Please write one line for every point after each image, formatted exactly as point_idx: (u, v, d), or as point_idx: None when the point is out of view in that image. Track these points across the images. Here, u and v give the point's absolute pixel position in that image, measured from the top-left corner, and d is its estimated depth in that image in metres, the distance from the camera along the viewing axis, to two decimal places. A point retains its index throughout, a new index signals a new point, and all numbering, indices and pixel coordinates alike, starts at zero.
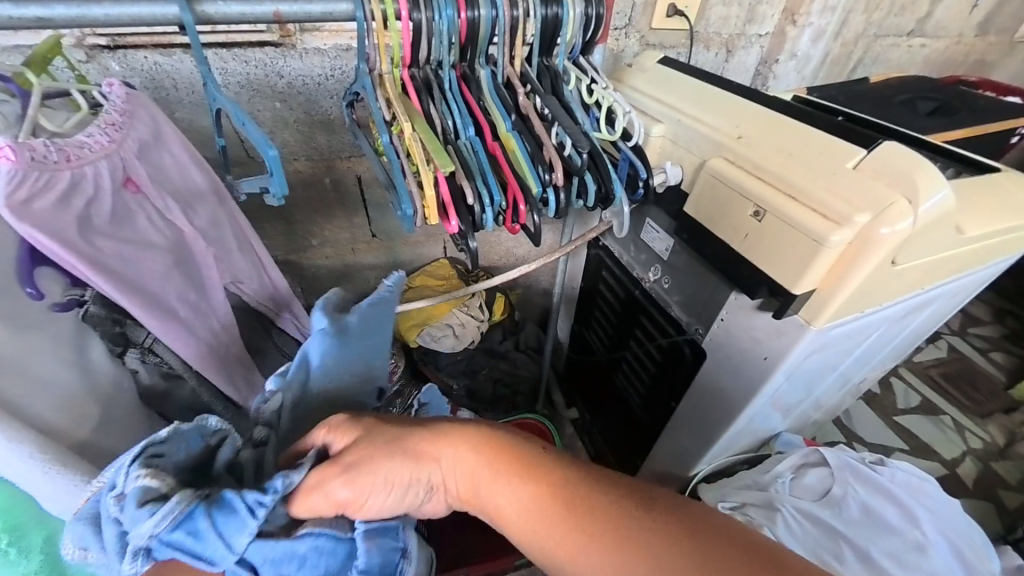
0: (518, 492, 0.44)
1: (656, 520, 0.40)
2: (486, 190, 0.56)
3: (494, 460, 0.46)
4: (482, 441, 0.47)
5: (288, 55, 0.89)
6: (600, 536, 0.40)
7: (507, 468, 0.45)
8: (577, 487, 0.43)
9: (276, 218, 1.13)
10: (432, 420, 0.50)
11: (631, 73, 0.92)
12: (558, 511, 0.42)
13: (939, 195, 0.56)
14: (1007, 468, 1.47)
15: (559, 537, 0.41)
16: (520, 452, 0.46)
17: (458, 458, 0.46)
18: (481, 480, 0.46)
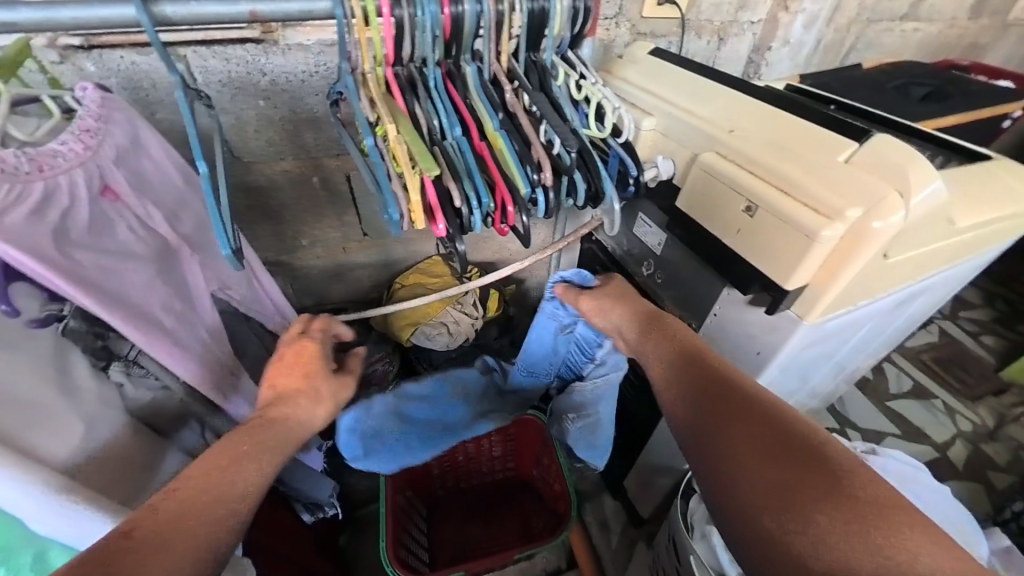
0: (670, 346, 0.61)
1: (761, 406, 0.50)
2: (474, 192, 0.55)
3: (654, 328, 0.65)
4: (647, 320, 0.66)
5: (270, 52, 0.86)
6: (710, 389, 0.53)
7: (665, 340, 0.62)
8: (706, 364, 0.57)
9: (264, 219, 1.11)
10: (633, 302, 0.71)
11: (621, 65, 0.91)
12: (692, 364, 0.57)
13: (932, 187, 0.55)
14: (997, 450, 1.50)
15: (682, 371, 0.57)
16: (676, 332, 0.62)
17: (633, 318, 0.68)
18: (644, 338, 0.65)
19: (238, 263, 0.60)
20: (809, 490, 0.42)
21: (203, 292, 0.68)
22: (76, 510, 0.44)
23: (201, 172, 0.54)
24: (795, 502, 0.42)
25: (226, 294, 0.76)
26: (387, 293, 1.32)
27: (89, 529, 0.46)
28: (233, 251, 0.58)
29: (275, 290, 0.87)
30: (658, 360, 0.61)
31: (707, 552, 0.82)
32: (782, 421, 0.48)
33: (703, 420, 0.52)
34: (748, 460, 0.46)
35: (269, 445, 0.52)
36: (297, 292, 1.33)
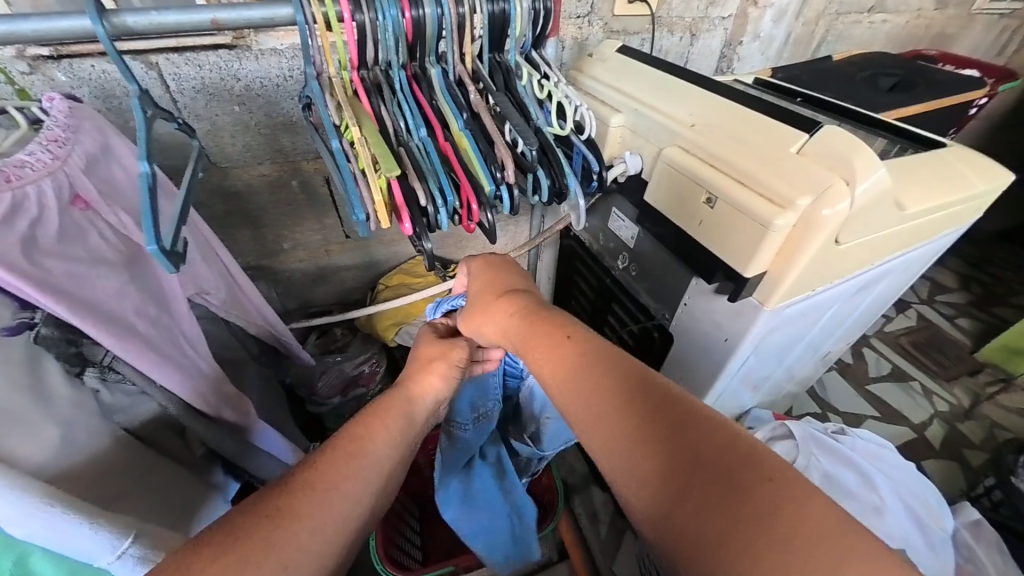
0: (562, 356, 0.49)
1: (667, 423, 0.40)
2: (439, 191, 0.56)
3: (542, 332, 0.52)
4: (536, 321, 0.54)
5: (243, 57, 0.87)
6: (616, 407, 0.43)
7: (554, 349, 0.50)
8: (600, 373, 0.45)
9: (244, 223, 1.12)
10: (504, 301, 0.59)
11: (591, 62, 0.92)
12: (587, 377, 0.46)
13: (875, 175, 0.58)
14: (972, 429, 1.54)
15: (579, 391, 0.46)
16: (567, 333, 0.51)
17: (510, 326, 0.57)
18: (532, 345, 0.53)
19: (168, 262, 0.53)
20: (748, 521, 0.34)
21: (179, 297, 0.68)
22: (52, 512, 0.45)
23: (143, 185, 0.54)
24: (714, 549, 0.34)
25: (205, 299, 0.77)
26: (372, 294, 1.33)
27: (69, 530, 0.46)
28: (161, 249, 0.53)
29: (256, 293, 0.89)
30: (553, 377, 0.49)
31: None
32: (697, 431, 0.39)
33: (618, 450, 0.41)
34: (676, 495, 0.37)
35: (403, 411, 0.56)
36: (281, 296, 1.34)
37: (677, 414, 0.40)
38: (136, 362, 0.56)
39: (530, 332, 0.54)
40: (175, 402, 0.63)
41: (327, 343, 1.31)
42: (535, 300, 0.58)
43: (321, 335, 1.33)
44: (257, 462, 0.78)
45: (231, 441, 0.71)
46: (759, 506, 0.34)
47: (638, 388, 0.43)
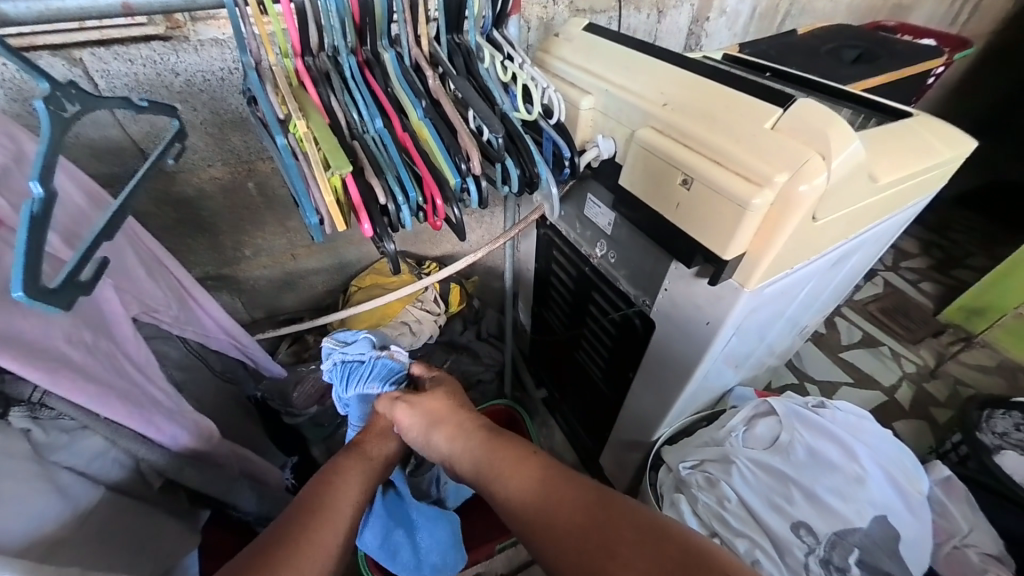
0: (528, 469, 0.52)
1: (631, 528, 0.44)
2: (399, 186, 0.52)
3: (502, 447, 0.55)
4: (493, 439, 0.57)
5: (180, 50, 0.79)
6: (586, 523, 0.46)
7: (512, 462, 0.53)
8: (564, 490, 0.49)
9: (198, 231, 1.04)
10: (458, 418, 0.62)
11: (558, 43, 0.87)
12: (550, 496, 0.49)
13: (849, 148, 0.57)
14: (938, 387, 1.61)
15: (544, 517, 0.48)
16: (525, 449, 0.55)
17: (466, 444, 0.58)
18: (494, 463, 0.54)
19: (54, 301, 0.43)
20: None
21: (122, 319, 0.62)
22: None
23: (23, 216, 0.43)
24: None
25: (154, 318, 0.70)
26: (345, 297, 1.27)
27: None
28: (31, 294, 0.41)
29: (213, 306, 0.83)
30: (514, 495, 0.51)
31: (676, 520, 0.82)
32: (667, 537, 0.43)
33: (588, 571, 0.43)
34: None
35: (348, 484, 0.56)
36: (247, 306, 1.27)
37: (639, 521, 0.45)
38: (72, 396, 0.50)
39: (486, 447, 0.57)
40: (123, 434, 0.57)
41: (300, 351, 1.25)
42: (486, 424, 0.60)
43: (294, 343, 1.27)
44: (224, 486, 0.72)
45: (194, 468, 0.66)
46: None
47: (598, 500, 0.47)
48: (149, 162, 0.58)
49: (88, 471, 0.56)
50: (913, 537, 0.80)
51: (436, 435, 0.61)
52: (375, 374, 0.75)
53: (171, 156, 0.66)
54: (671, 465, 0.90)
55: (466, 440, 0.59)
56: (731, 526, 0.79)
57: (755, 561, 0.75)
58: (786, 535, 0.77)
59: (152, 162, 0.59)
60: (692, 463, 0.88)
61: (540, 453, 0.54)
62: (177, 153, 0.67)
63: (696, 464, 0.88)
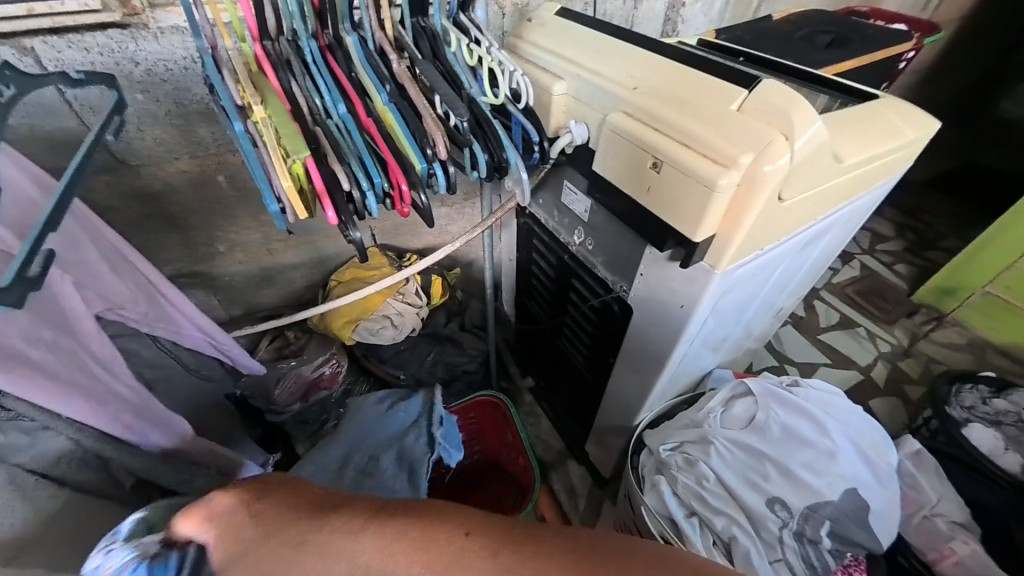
0: (469, 569, 0.33)
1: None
2: (363, 172, 0.51)
3: (417, 560, 0.33)
4: (397, 545, 0.34)
5: (138, 37, 0.75)
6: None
7: (444, 565, 0.33)
8: (534, 575, 0.32)
9: (168, 227, 1.01)
10: (325, 522, 0.37)
11: (531, 28, 0.86)
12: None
13: (813, 128, 0.57)
14: (911, 365, 1.66)
15: None
16: (456, 542, 0.34)
17: (353, 567, 0.34)
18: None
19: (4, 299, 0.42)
20: None
21: (85, 316, 0.60)
22: None
23: None
24: None
25: (120, 315, 0.69)
26: (325, 291, 1.25)
27: None
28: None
29: (185, 303, 0.81)
30: None
31: (656, 501, 0.84)
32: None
33: None
34: None
35: None
36: (224, 303, 1.24)
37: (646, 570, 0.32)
38: (31, 396, 0.48)
39: (391, 552, 0.34)
40: (88, 434, 0.56)
41: (280, 348, 1.23)
42: (378, 514, 0.37)
43: (274, 339, 1.25)
44: (201, 484, 0.71)
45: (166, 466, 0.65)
46: None
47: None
48: (90, 141, 0.57)
49: (53, 472, 0.54)
50: (882, 508, 0.83)
51: (296, 566, 0.35)
52: (209, 563, 0.44)
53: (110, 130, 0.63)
54: (652, 448, 0.92)
55: (356, 563, 0.34)
56: (709, 503, 0.81)
57: (732, 537, 0.78)
58: (761, 511, 0.79)
59: (93, 142, 0.58)
60: (672, 445, 0.89)
61: (478, 529, 0.35)
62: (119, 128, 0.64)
63: (676, 446, 0.89)
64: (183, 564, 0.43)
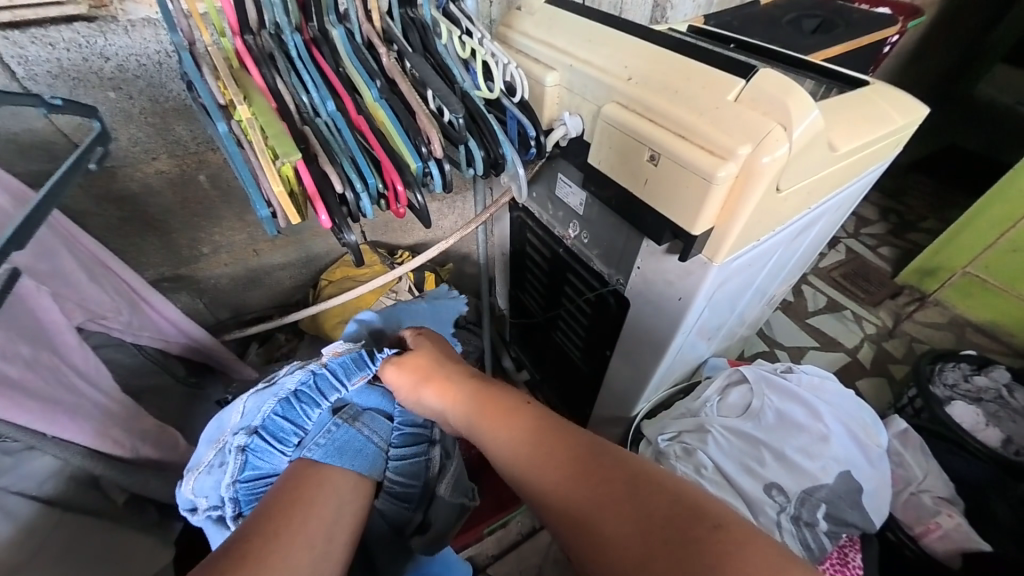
0: (518, 420, 0.49)
1: (615, 473, 0.42)
2: (356, 173, 0.49)
3: (491, 400, 0.52)
4: (482, 392, 0.53)
5: (108, 31, 0.71)
6: (573, 459, 0.44)
7: (503, 411, 0.50)
8: (552, 442, 0.46)
9: (147, 230, 0.97)
10: (440, 376, 0.57)
11: (519, 16, 0.84)
12: (543, 448, 0.45)
13: (809, 118, 0.57)
14: (895, 345, 1.71)
15: (533, 458, 0.46)
16: (518, 398, 0.51)
17: (451, 398, 0.55)
18: (479, 418, 0.51)
19: None
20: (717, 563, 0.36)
21: (65, 329, 0.57)
22: None
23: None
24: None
25: (103, 325, 0.66)
26: (314, 291, 1.22)
27: None
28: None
29: (169, 308, 0.78)
30: (504, 441, 0.48)
31: None
32: (654, 481, 0.41)
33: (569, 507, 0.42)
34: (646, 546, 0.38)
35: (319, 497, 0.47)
36: (209, 307, 1.21)
37: (626, 463, 0.43)
38: (10, 415, 0.46)
39: (474, 400, 0.53)
40: (74, 452, 0.54)
41: (271, 351, 1.21)
42: (480, 380, 0.56)
43: (264, 342, 1.23)
44: None
45: (159, 480, 0.63)
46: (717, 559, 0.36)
47: (589, 449, 0.44)
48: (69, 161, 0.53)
49: (39, 493, 0.52)
50: (873, 488, 0.86)
51: (419, 392, 0.57)
52: (333, 375, 0.56)
53: (93, 158, 0.59)
54: (650, 438, 0.93)
55: (442, 401, 0.55)
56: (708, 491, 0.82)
57: None
58: (759, 495, 0.81)
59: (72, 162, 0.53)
60: (670, 435, 0.90)
61: (536, 404, 0.50)
62: (102, 160, 0.61)
63: (674, 436, 0.90)
64: (315, 369, 0.56)
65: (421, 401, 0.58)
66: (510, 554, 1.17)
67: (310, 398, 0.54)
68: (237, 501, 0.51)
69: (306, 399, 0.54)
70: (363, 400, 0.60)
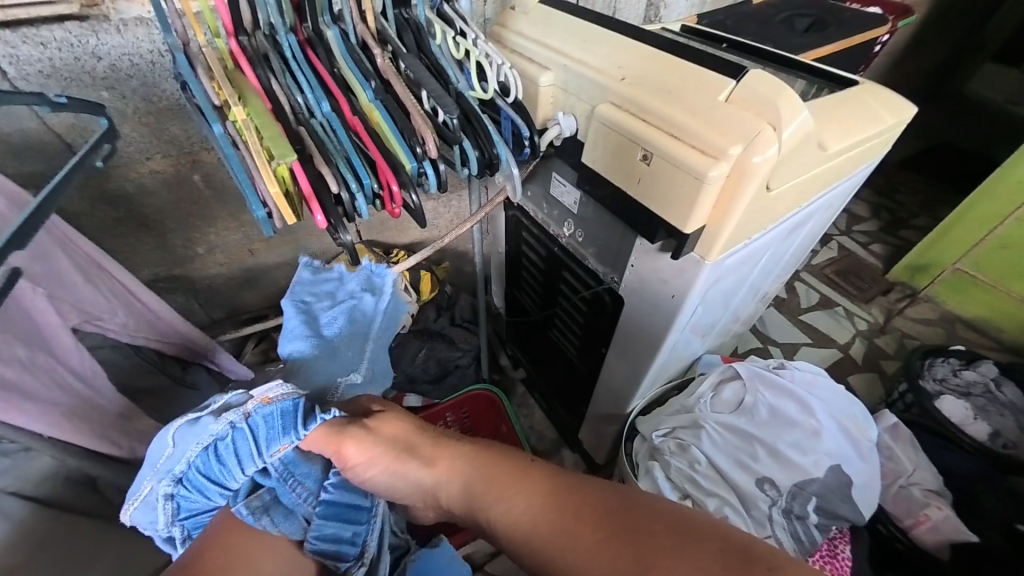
0: (531, 485, 0.45)
1: (654, 528, 0.38)
2: (352, 174, 0.50)
3: (495, 464, 0.49)
4: (483, 459, 0.50)
5: (100, 31, 0.71)
6: (602, 516, 0.40)
7: (514, 478, 0.47)
8: (574, 501, 0.42)
9: (142, 230, 0.97)
10: (430, 446, 0.53)
11: (513, 16, 0.84)
12: (565, 509, 0.42)
13: (799, 117, 0.58)
14: (887, 341, 1.73)
15: (558, 522, 0.41)
16: (521, 458, 0.48)
17: (449, 469, 0.51)
18: (486, 490, 0.47)
19: None
20: None
21: (61, 330, 0.57)
22: None
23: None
24: None
25: (98, 326, 0.66)
26: None
27: None
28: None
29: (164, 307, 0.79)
30: (520, 512, 0.44)
31: (651, 486, 0.85)
32: (701, 532, 0.37)
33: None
34: None
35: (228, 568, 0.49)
36: (205, 307, 1.20)
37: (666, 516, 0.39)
38: (7, 416, 0.46)
39: (476, 468, 0.49)
40: (73, 453, 0.54)
41: (267, 350, 1.21)
42: (474, 445, 0.52)
43: (260, 342, 1.23)
44: None
45: None
46: None
47: (614, 502, 0.41)
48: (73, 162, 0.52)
49: (38, 494, 0.52)
50: (864, 482, 0.87)
51: (407, 464, 0.52)
52: (252, 437, 0.50)
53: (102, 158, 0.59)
54: (645, 434, 0.94)
55: (438, 473, 0.51)
56: (702, 486, 0.83)
57: (725, 517, 0.80)
58: (751, 490, 0.82)
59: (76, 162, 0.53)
60: (665, 431, 0.91)
61: (544, 465, 0.47)
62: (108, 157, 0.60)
63: (668, 432, 0.91)
64: (235, 422, 0.50)
65: (407, 477, 0.53)
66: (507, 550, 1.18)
67: (227, 462, 0.50)
68: (186, 528, 0.54)
69: (226, 458, 0.50)
70: (286, 466, 0.53)
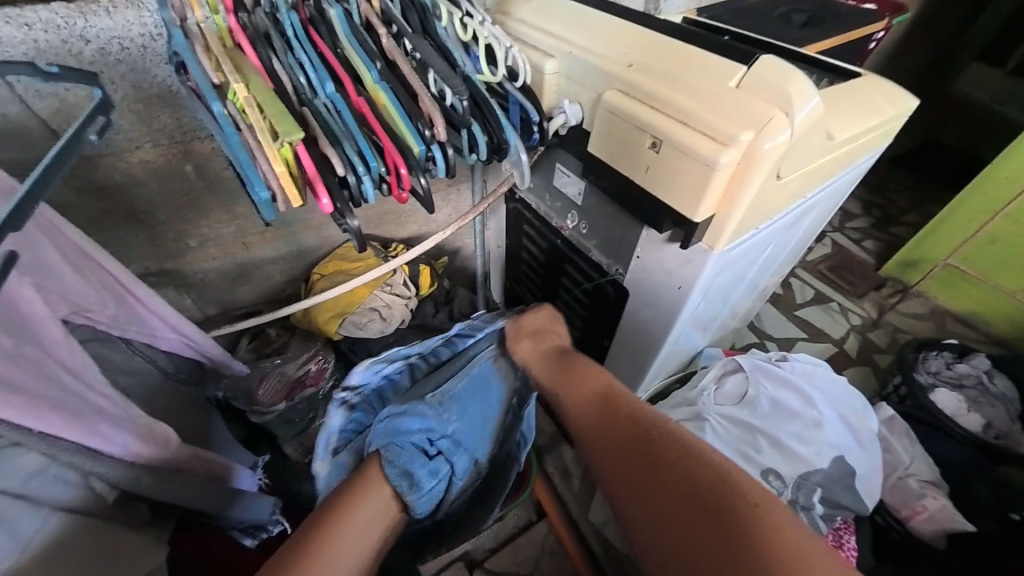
0: (599, 391, 0.59)
1: (672, 455, 0.51)
2: (358, 156, 0.48)
3: (579, 368, 0.62)
4: (572, 364, 0.63)
5: (88, 12, 0.68)
6: (639, 437, 0.54)
7: (588, 382, 0.60)
8: (627, 417, 0.55)
9: (131, 222, 0.94)
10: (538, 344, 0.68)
11: (516, 3, 0.82)
12: (617, 421, 0.55)
13: (809, 103, 0.57)
14: (879, 336, 1.75)
15: (607, 425, 0.56)
16: (598, 371, 0.61)
17: (542, 365, 0.65)
18: (566, 382, 0.62)
19: None
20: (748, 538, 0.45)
21: (48, 321, 0.55)
22: None
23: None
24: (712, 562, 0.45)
25: (88, 318, 0.64)
26: (306, 285, 1.20)
27: None
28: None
29: (158, 303, 0.76)
30: (583, 405, 0.59)
31: None
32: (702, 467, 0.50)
33: (635, 477, 0.52)
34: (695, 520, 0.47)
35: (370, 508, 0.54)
36: (197, 303, 1.17)
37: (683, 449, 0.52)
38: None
39: (563, 368, 0.63)
40: (62, 448, 0.51)
41: (262, 347, 1.18)
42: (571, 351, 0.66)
43: (255, 339, 1.21)
44: (190, 495, 0.68)
45: (150, 478, 0.61)
46: (749, 536, 0.45)
47: (653, 430, 0.54)
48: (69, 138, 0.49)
49: (25, 492, 0.50)
50: (866, 472, 0.88)
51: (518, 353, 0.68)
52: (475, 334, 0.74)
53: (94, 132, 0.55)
54: None
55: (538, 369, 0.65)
56: None
57: None
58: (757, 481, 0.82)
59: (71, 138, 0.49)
60: None
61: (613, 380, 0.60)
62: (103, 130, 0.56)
63: None
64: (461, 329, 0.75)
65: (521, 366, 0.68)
66: (507, 547, 1.17)
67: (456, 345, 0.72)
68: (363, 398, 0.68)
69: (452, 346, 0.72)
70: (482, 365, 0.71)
